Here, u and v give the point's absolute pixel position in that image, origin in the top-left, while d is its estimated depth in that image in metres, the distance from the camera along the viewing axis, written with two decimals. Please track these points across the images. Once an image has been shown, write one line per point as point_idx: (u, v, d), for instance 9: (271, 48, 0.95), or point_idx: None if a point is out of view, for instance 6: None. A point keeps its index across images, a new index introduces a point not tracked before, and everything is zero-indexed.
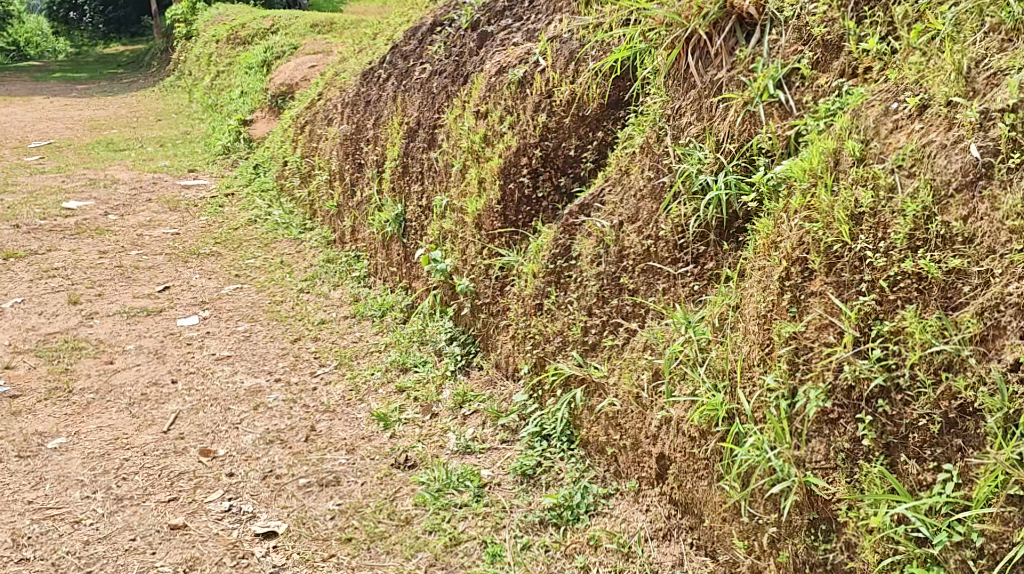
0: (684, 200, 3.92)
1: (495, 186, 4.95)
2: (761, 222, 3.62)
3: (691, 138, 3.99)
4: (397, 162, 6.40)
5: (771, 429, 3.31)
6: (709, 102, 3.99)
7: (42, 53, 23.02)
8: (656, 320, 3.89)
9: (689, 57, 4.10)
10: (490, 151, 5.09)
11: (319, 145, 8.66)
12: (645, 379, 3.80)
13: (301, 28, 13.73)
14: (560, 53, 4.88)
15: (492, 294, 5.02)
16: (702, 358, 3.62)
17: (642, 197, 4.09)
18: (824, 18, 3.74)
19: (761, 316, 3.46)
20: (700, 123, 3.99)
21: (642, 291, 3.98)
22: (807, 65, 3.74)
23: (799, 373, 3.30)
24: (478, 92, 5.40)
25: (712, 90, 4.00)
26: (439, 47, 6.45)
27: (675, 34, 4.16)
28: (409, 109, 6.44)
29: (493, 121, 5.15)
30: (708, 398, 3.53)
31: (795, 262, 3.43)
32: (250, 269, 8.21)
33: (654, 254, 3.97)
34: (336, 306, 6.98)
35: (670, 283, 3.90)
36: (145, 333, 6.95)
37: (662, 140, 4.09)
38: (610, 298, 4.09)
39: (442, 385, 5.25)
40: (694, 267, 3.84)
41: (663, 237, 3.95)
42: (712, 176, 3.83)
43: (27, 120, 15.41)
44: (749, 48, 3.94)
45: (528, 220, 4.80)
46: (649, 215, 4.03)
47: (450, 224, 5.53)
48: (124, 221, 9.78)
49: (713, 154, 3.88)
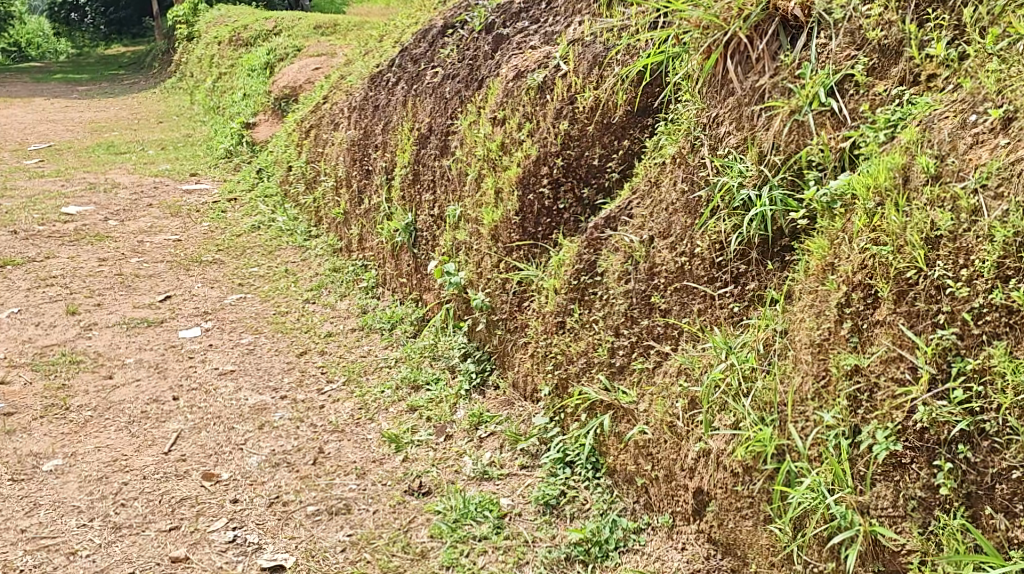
0: (723, 215, 3.68)
1: (513, 196, 4.70)
2: (814, 241, 3.40)
3: (730, 149, 3.76)
4: (407, 169, 6.15)
5: (830, 470, 3.13)
6: (751, 111, 3.74)
7: (42, 53, 22.76)
8: (690, 343, 3.66)
9: (729, 62, 3.84)
10: (507, 160, 4.85)
11: (325, 150, 8.42)
12: (680, 407, 3.56)
13: (304, 29, 13.48)
14: (583, 56, 4.64)
15: (509, 309, 4.77)
16: (747, 388, 3.40)
17: (674, 211, 3.85)
18: (879, 21, 3.52)
19: (815, 345, 3.25)
20: (741, 133, 3.75)
21: (676, 311, 3.75)
22: (862, 71, 3.50)
23: (861, 410, 3.10)
24: (494, 97, 5.15)
25: (753, 97, 3.75)
26: (451, 50, 6.21)
27: (714, 38, 3.88)
28: (419, 115, 6.20)
29: (510, 127, 4.90)
30: (754, 432, 3.32)
31: (856, 287, 3.21)
32: (253, 277, 7.97)
33: (689, 272, 3.73)
34: (344, 318, 6.74)
35: (706, 303, 3.66)
36: (145, 346, 6.71)
37: (697, 151, 3.85)
38: (639, 317, 3.85)
39: (456, 404, 5.00)
40: (733, 287, 3.61)
41: (699, 254, 3.71)
42: (756, 191, 3.60)
43: (27, 122, 15.17)
44: (795, 53, 3.69)
45: (548, 232, 4.56)
46: (683, 231, 3.80)
47: (464, 234, 5.29)
48: (125, 227, 9.54)
49: (756, 166, 3.65)
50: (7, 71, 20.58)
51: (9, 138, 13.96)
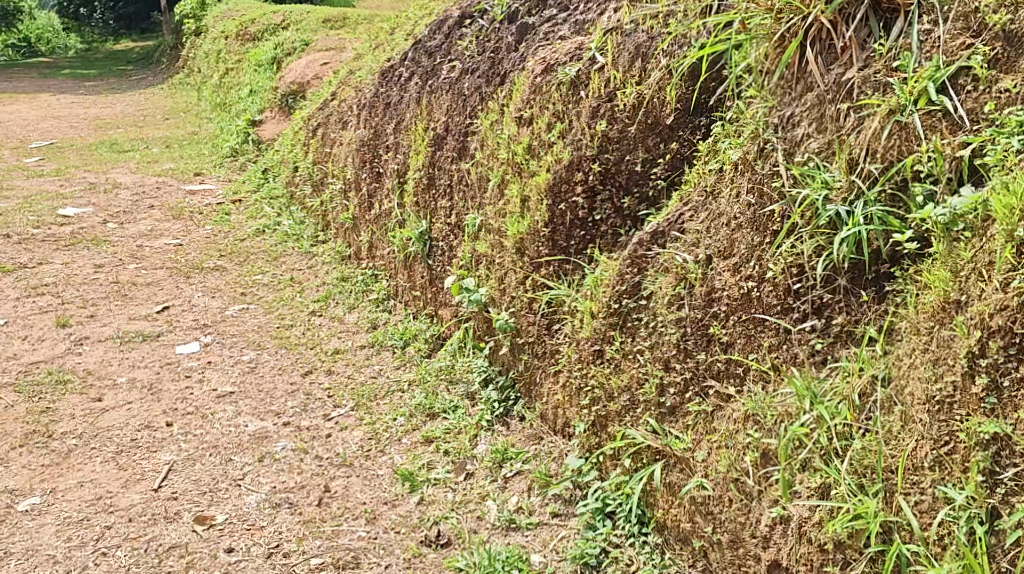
0: (804, 234, 3.17)
1: (541, 205, 4.17)
2: (933, 272, 2.88)
3: (812, 154, 3.24)
4: (423, 174, 5.63)
5: (959, 562, 2.64)
6: (836, 109, 3.21)
7: (52, 49, 22.32)
8: (759, 384, 3.16)
9: (808, 52, 3.32)
10: (534, 164, 4.31)
11: (333, 150, 7.89)
12: (750, 462, 3.08)
13: (312, 23, 12.94)
14: (622, 46, 4.09)
15: (537, 333, 4.26)
16: (842, 447, 2.91)
17: (738, 227, 3.32)
18: (1003, 2, 3.01)
19: (932, 401, 2.77)
20: (825, 137, 3.23)
21: (741, 346, 3.24)
22: (981, 63, 2.99)
23: (1001, 490, 2.62)
24: (520, 93, 4.61)
25: (840, 93, 3.22)
26: (469, 42, 5.67)
27: (789, 24, 3.35)
28: (435, 114, 5.67)
29: (538, 128, 4.36)
30: (853, 504, 2.83)
31: (992, 334, 2.69)
32: (257, 286, 7.46)
33: (758, 301, 3.22)
34: (353, 333, 6.22)
35: (780, 338, 3.16)
36: (139, 363, 6.20)
37: (768, 157, 3.33)
38: (695, 351, 3.33)
39: (476, 437, 4.49)
40: (816, 320, 3.11)
41: (771, 279, 3.20)
42: (847, 206, 3.09)
43: (31, 119, 14.70)
44: (890, 41, 3.19)
45: (581, 248, 4.06)
46: (750, 251, 3.28)
47: (485, 246, 4.78)
48: (124, 230, 9.04)
49: (845, 176, 3.13)
50: (13, 67, 20.13)
51: (11, 135, 13.51)
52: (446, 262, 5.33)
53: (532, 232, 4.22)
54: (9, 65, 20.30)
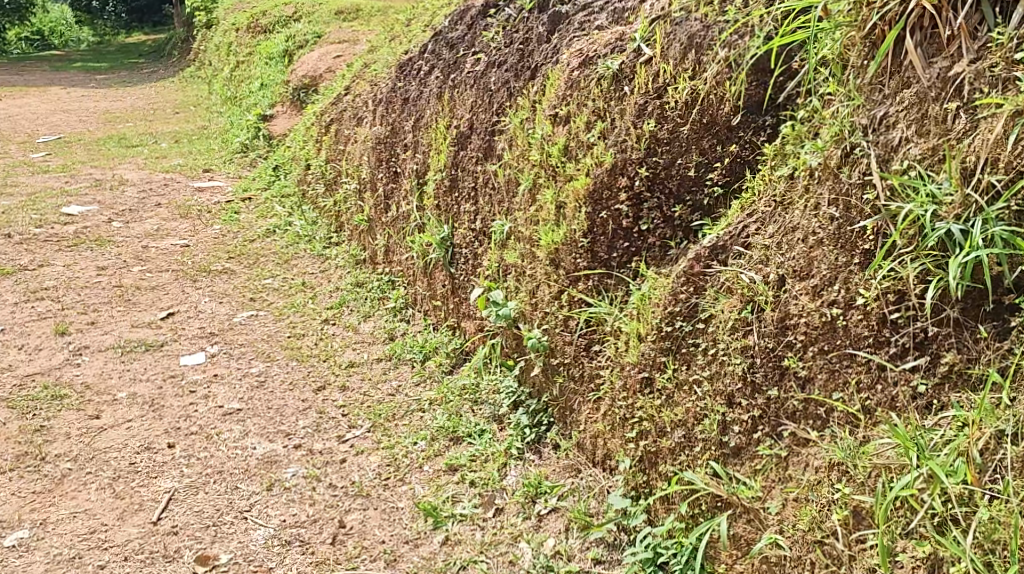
0: (908, 257, 2.85)
1: (578, 212, 3.77)
2: None
3: (912, 162, 2.91)
4: (446, 175, 5.23)
5: None
6: (942, 110, 2.89)
7: (65, 42, 22.03)
8: (845, 428, 2.87)
9: (910, 41, 2.98)
10: (570, 166, 3.90)
11: (346, 147, 7.48)
12: (840, 525, 2.77)
13: (325, 15, 12.51)
14: (672, 35, 3.67)
15: (573, 354, 3.86)
16: (963, 517, 2.59)
17: (817, 246, 3.03)
18: None
19: None
20: (927, 141, 2.90)
21: (823, 382, 2.94)
22: None
23: None
24: (554, 89, 4.19)
25: (948, 90, 2.90)
26: (495, 33, 5.24)
27: (887, 8, 3.02)
28: (458, 111, 5.26)
29: (576, 126, 3.93)
30: None
31: None
32: (267, 290, 7.07)
33: (847, 332, 2.92)
34: (368, 345, 5.82)
35: (873, 377, 2.86)
36: (141, 376, 5.81)
37: (856, 164, 3.00)
38: (764, 386, 3.03)
39: (505, 467, 4.08)
40: (922, 359, 2.80)
41: (861, 306, 2.91)
42: (964, 225, 2.76)
43: (40, 113, 14.33)
44: (1009, 29, 2.82)
45: (624, 260, 3.66)
46: (834, 273, 2.98)
47: (515, 254, 4.38)
48: (129, 230, 8.66)
49: (959, 190, 2.80)
50: (23, 59, 19.76)
51: (18, 129, 13.14)
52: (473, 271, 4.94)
53: (568, 242, 3.82)
54: (20, 58, 19.94)
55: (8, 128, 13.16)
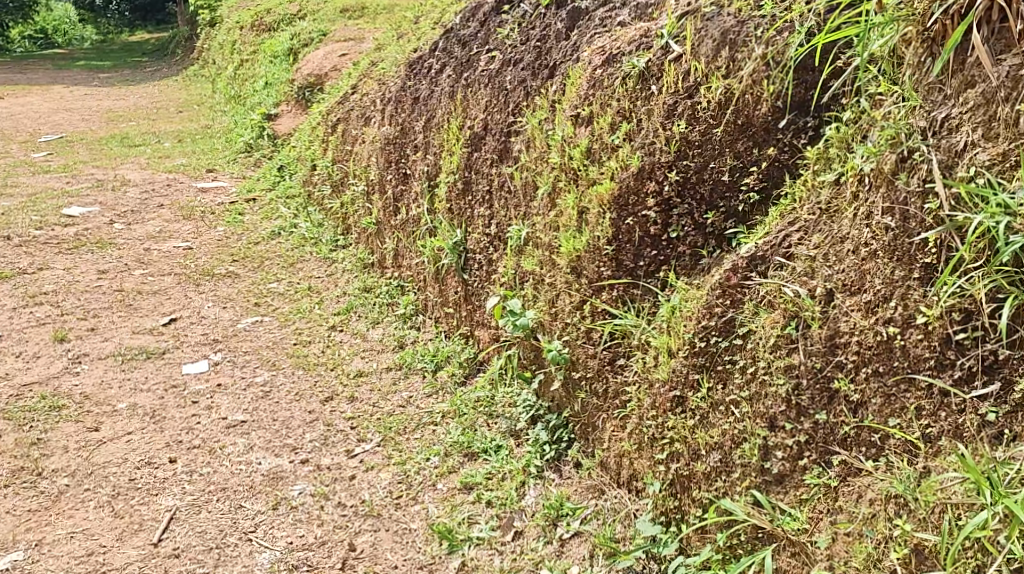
0: (977, 274, 2.68)
1: (599, 219, 3.62)
2: None
3: (980, 168, 2.73)
4: (459, 178, 5.03)
5: None
6: (1011, 112, 2.71)
7: (70, 40, 21.84)
8: (904, 457, 2.72)
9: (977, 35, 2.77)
10: (593, 170, 3.70)
11: (354, 148, 7.27)
12: (901, 564, 2.62)
13: (330, 12, 12.30)
14: (703, 31, 3.46)
15: (596, 369, 3.66)
16: None
17: (870, 259, 2.87)
18: None
19: None
20: (996, 146, 2.72)
21: (877, 407, 2.78)
22: None
23: None
24: (575, 88, 3.97)
25: (1019, 90, 2.71)
26: (510, 30, 5.03)
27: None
28: (471, 111, 5.05)
29: (599, 127, 3.73)
30: None
31: None
32: (272, 295, 6.87)
33: (907, 353, 2.76)
34: (377, 353, 5.62)
35: (937, 403, 2.70)
36: (142, 386, 5.61)
37: (915, 169, 2.83)
38: (811, 409, 2.88)
39: (524, 486, 3.87)
40: (994, 385, 2.63)
41: (920, 324, 2.75)
42: None
43: (42, 112, 14.14)
44: None
45: (651, 270, 3.48)
46: (889, 287, 2.82)
47: (534, 261, 4.18)
48: (131, 232, 8.46)
49: None
50: (26, 57, 19.55)
51: (19, 128, 12.94)
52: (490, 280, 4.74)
53: (590, 250, 3.64)
54: (24, 56, 19.75)
55: (11, 127, 12.98)
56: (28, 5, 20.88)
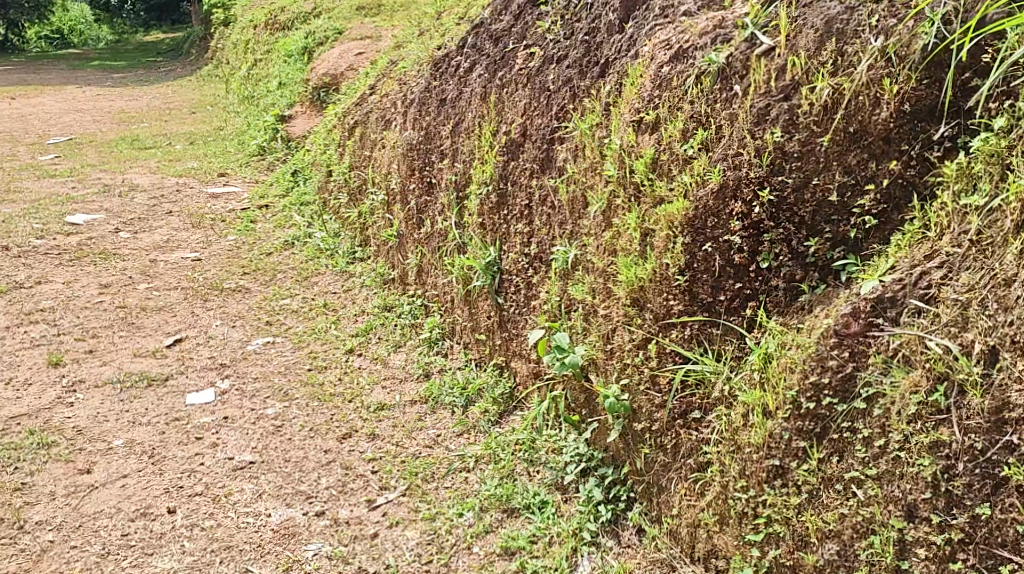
0: None
1: (669, 245, 3.09)
2: None
3: None
4: (494, 190, 4.47)
5: None
6: None
7: (84, 41, 21.38)
8: None
9: None
10: (661, 186, 3.17)
11: (372, 153, 6.72)
12: None
13: (345, 10, 11.73)
14: (801, 23, 3.03)
15: (664, 422, 3.08)
16: None
17: None
18: None
19: None
20: None
21: None
22: None
23: None
24: (636, 88, 3.41)
25: None
26: (550, 22, 4.45)
27: None
28: (506, 114, 4.48)
29: (669, 134, 3.19)
30: None
31: None
32: (285, 312, 6.33)
33: None
34: (400, 383, 5.06)
35: None
36: (141, 419, 5.06)
37: None
38: (968, 500, 2.46)
39: (575, 554, 3.35)
40: None
41: None
42: None
43: (53, 112, 13.66)
44: None
45: (733, 306, 2.98)
46: None
47: (587, 288, 3.59)
48: (136, 242, 7.92)
49: None
50: (39, 58, 19.04)
51: (26, 130, 12.44)
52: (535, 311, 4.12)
53: (657, 281, 3.13)
54: (40, 57, 19.28)
55: (17, 129, 12.47)
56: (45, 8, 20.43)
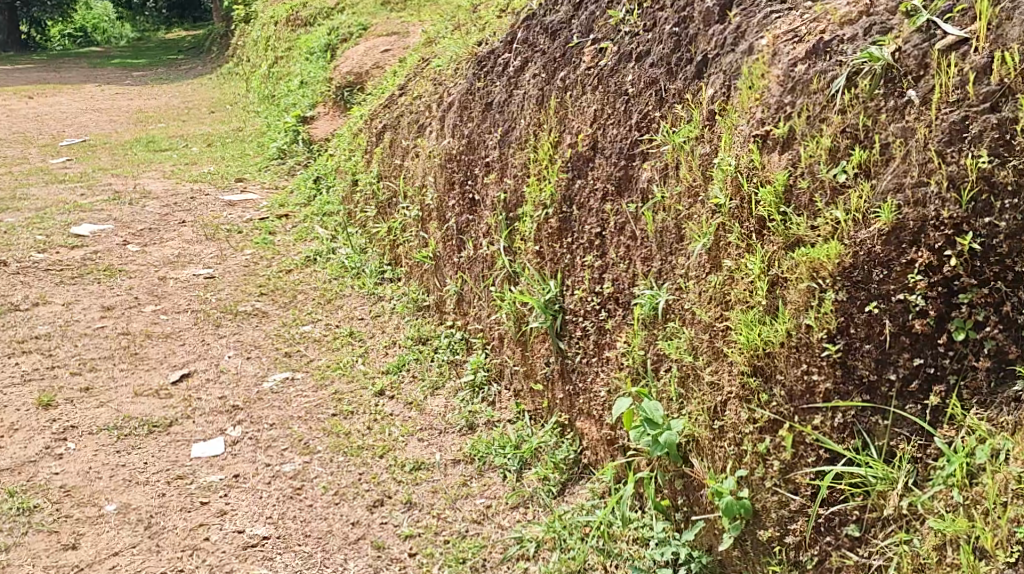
0: None
1: (809, 302, 2.47)
2: None
3: None
4: (555, 214, 3.72)
5: None
6: None
7: (107, 39, 20.75)
8: None
9: None
10: (800, 222, 2.56)
11: (404, 162, 5.99)
12: None
13: (371, 6, 11.01)
14: (1010, 6, 2.42)
15: (804, 535, 2.41)
16: None
17: None
18: None
19: None
20: None
21: None
22: None
23: None
24: (758, 92, 2.78)
25: None
26: (625, 11, 3.70)
27: None
28: (571, 122, 3.73)
29: (810, 153, 2.60)
30: None
31: None
32: (308, 343, 5.50)
33: None
34: (438, 435, 4.31)
35: None
36: (139, 477, 4.33)
37: None
38: None
39: None
40: None
41: None
42: None
43: (68, 112, 12.96)
44: None
45: (908, 389, 2.38)
46: None
47: (689, 348, 2.83)
48: (145, 255, 7.09)
49: None
50: (60, 57, 18.32)
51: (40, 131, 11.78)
52: (616, 369, 3.33)
53: (795, 348, 2.49)
54: (60, 55, 18.67)
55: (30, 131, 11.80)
56: (68, 7, 19.88)
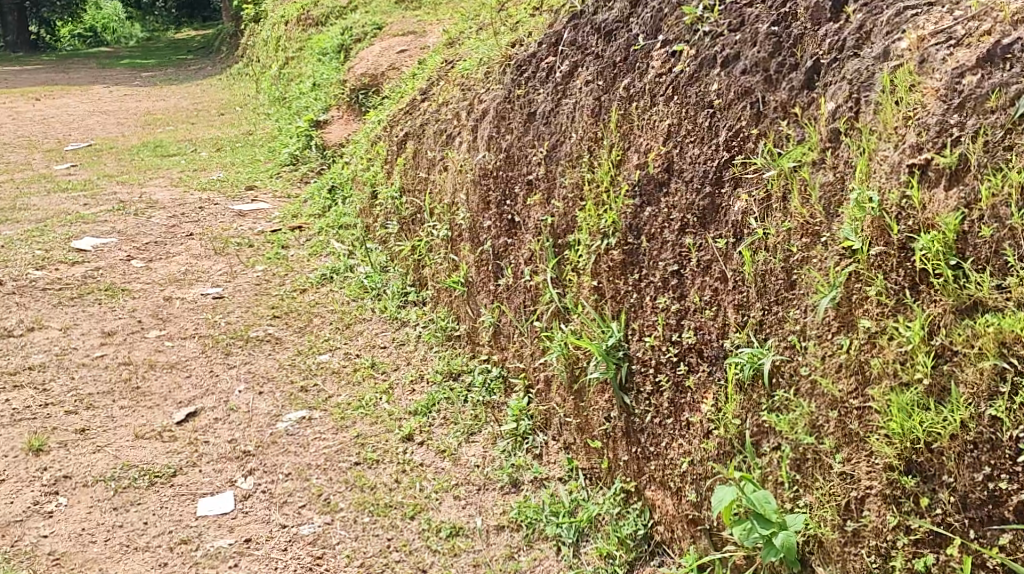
0: None
1: (995, 389, 2.03)
2: None
3: None
4: (618, 245, 3.13)
5: None
6: None
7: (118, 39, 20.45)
8: None
9: None
10: (986, 280, 2.10)
11: (430, 175, 5.44)
12: None
13: (386, 4, 10.46)
14: None
15: None
16: None
17: None
18: None
19: None
20: None
21: None
22: None
23: None
24: (908, 109, 2.33)
25: None
26: (702, 7, 3.14)
27: None
28: (637, 139, 3.17)
29: (992, 190, 2.14)
30: None
31: None
32: (324, 374, 4.69)
33: None
34: (478, 493, 3.67)
35: None
36: (138, 541, 3.63)
37: None
38: None
39: None
40: None
41: None
42: None
43: (78, 114, 12.51)
44: None
45: None
46: None
47: (807, 426, 2.33)
48: (150, 272, 6.43)
49: None
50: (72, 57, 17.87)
51: (49, 134, 11.31)
52: (701, 438, 2.74)
53: (969, 444, 2.05)
54: (73, 53, 18.29)
55: (41, 134, 11.35)
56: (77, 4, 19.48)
